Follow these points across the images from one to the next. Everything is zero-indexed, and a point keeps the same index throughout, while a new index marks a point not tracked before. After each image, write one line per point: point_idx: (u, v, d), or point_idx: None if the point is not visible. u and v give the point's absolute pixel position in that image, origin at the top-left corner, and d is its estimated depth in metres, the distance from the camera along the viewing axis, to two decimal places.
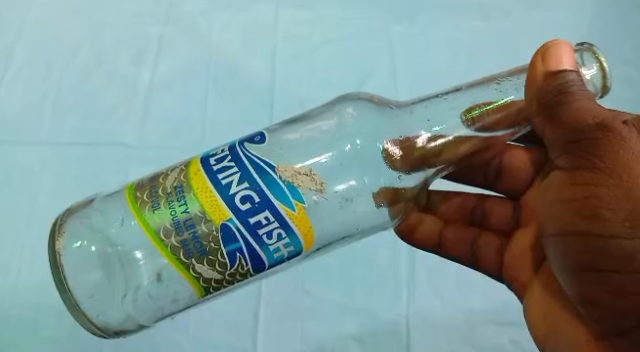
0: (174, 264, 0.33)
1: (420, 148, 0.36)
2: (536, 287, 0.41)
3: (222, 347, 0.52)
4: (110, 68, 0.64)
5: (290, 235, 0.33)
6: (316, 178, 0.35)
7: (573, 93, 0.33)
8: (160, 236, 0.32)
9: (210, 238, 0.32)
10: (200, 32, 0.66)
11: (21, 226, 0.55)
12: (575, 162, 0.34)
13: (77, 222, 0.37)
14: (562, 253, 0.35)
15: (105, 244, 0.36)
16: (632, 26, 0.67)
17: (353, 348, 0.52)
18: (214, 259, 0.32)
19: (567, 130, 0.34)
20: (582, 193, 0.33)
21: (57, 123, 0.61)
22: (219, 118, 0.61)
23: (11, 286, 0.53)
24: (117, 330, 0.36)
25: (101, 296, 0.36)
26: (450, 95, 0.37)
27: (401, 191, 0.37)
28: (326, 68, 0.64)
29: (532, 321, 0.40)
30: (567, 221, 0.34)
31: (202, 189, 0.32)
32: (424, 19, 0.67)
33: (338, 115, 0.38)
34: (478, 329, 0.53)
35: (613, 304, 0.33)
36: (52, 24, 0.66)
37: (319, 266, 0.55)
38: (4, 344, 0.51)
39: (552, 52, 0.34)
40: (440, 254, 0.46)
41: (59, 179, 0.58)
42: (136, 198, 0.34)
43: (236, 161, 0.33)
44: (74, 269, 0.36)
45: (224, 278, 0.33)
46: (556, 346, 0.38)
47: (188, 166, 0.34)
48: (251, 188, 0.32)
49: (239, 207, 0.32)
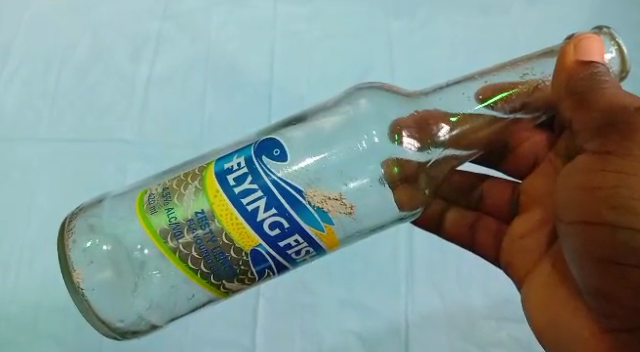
0: (203, 284, 0.33)
1: (439, 139, 0.36)
2: (542, 275, 0.38)
3: (222, 343, 0.52)
4: (109, 64, 0.63)
5: (317, 250, 0.33)
6: (346, 200, 0.34)
7: (602, 82, 0.33)
8: (190, 265, 0.32)
9: (240, 262, 0.32)
10: (199, 29, 0.66)
11: (19, 222, 0.55)
12: (606, 145, 0.31)
13: (87, 221, 0.37)
14: (580, 242, 0.32)
15: (116, 245, 0.36)
16: (632, 22, 0.66)
17: (353, 344, 0.52)
18: (244, 277, 0.33)
19: (602, 114, 0.32)
20: (614, 181, 0.30)
21: (56, 119, 0.60)
22: (219, 115, 0.61)
23: (11, 284, 0.53)
24: (132, 330, 0.36)
25: (110, 296, 0.36)
26: (468, 90, 0.35)
27: (406, 164, 0.35)
28: (326, 64, 0.64)
29: (535, 313, 0.38)
30: (590, 210, 0.31)
31: (227, 217, 0.31)
32: (423, 15, 0.67)
33: (350, 105, 0.37)
34: (478, 326, 0.53)
35: (631, 303, 0.30)
36: (51, 21, 0.66)
37: (319, 263, 0.55)
38: (3, 342, 0.51)
39: (584, 41, 0.34)
40: (438, 233, 0.46)
41: (58, 175, 0.57)
42: (153, 225, 0.33)
43: (258, 182, 0.32)
44: (85, 269, 0.35)
45: (252, 286, 0.34)
46: (561, 341, 0.36)
47: (204, 184, 0.32)
48: (279, 214, 0.31)
49: (269, 233, 0.31)
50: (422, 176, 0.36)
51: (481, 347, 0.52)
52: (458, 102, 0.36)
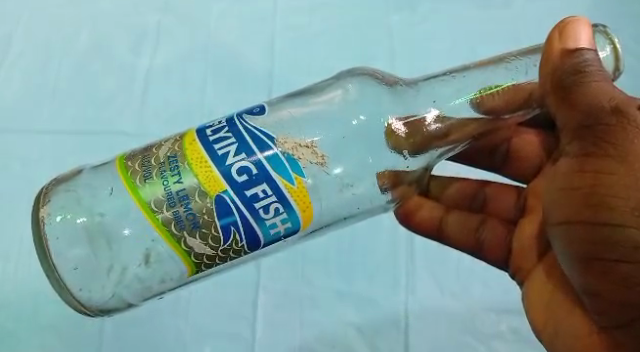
0: (165, 237, 0.32)
1: (426, 127, 0.35)
2: (539, 276, 0.39)
3: (221, 333, 0.52)
4: (110, 55, 0.63)
5: (288, 210, 0.32)
6: (317, 150, 0.35)
7: (589, 73, 0.32)
8: (151, 207, 0.32)
9: (203, 210, 0.32)
10: (199, 19, 0.66)
11: (21, 217, 0.55)
12: (584, 148, 0.32)
13: (62, 195, 0.36)
14: (566, 242, 0.33)
15: (91, 216, 0.35)
16: (633, 14, 0.66)
17: (352, 335, 0.52)
18: (207, 232, 0.32)
19: (582, 114, 0.32)
20: (591, 180, 0.32)
21: (56, 110, 0.60)
22: (219, 106, 0.61)
23: (12, 273, 0.53)
24: (103, 308, 0.36)
25: (85, 271, 0.35)
26: (457, 74, 0.36)
27: (402, 174, 0.36)
28: (326, 55, 0.64)
29: (532, 310, 0.39)
30: (573, 211, 0.32)
31: (197, 160, 0.32)
32: (424, 7, 0.67)
33: (339, 91, 0.37)
34: (478, 317, 0.53)
35: (618, 296, 0.32)
36: (50, 14, 0.65)
37: (318, 254, 0.55)
38: (4, 332, 0.51)
39: (568, 28, 0.33)
40: (440, 240, 0.44)
41: (58, 166, 0.58)
42: (127, 168, 0.33)
43: (233, 132, 0.33)
44: (60, 244, 0.35)
45: (217, 254, 0.33)
46: (558, 341, 0.37)
47: (183, 137, 0.33)
48: (248, 159, 0.32)
49: (236, 179, 0.31)
50: (411, 171, 0.36)
51: (480, 338, 0.52)
52: (449, 93, 0.35)
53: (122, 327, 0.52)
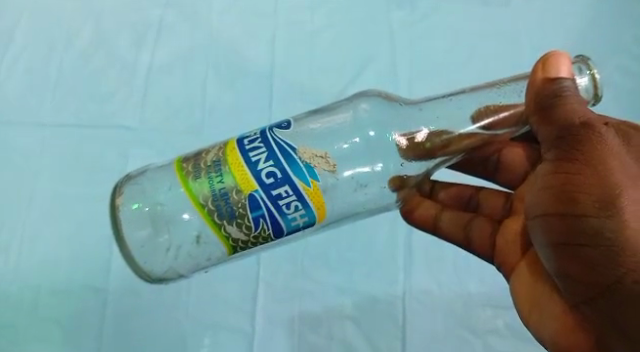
0: (210, 225, 0.35)
1: (421, 143, 0.37)
2: (522, 269, 0.41)
3: (221, 325, 0.54)
4: (111, 51, 0.65)
5: (306, 207, 0.34)
6: (330, 159, 0.37)
7: (568, 97, 0.34)
8: (200, 201, 0.34)
9: (239, 204, 0.34)
10: (200, 16, 0.67)
11: (23, 210, 0.57)
12: (559, 155, 0.35)
13: (133, 186, 0.39)
14: (542, 233, 0.35)
15: (155, 204, 0.38)
16: (631, 17, 0.69)
17: (350, 328, 0.54)
18: (242, 222, 0.34)
19: (558, 127, 0.34)
20: (561, 180, 0.34)
21: (58, 106, 0.62)
22: (221, 104, 0.63)
23: (13, 265, 0.55)
24: (161, 278, 0.38)
25: (150, 250, 0.38)
26: (454, 97, 0.38)
27: (405, 179, 0.38)
28: (327, 54, 0.66)
29: (517, 299, 0.41)
30: (546, 206, 0.34)
31: (235, 165, 0.34)
32: (423, 6, 0.69)
33: (351, 109, 0.40)
34: (473, 312, 0.55)
35: (582, 276, 0.33)
36: (52, 11, 0.67)
37: (319, 250, 0.57)
38: (7, 321, 0.54)
39: (551, 58, 0.36)
40: (435, 233, 0.46)
41: (60, 161, 0.60)
42: (182, 168, 0.36)
43: (264, 143, 0.35)
44: (129, 225, 0.38)
45: (250, 240, 0.35)
46: (540, 325, 0.39)
47: (226, 144, 0.36)
48: (275, 166, 0.34)
49: (264, 181, 0.34)
50: (414, 176, 0.38)
51: (474, 333, 0.55)
52: (450, 109, 0.37)
53: (124, 322, 0.54)
